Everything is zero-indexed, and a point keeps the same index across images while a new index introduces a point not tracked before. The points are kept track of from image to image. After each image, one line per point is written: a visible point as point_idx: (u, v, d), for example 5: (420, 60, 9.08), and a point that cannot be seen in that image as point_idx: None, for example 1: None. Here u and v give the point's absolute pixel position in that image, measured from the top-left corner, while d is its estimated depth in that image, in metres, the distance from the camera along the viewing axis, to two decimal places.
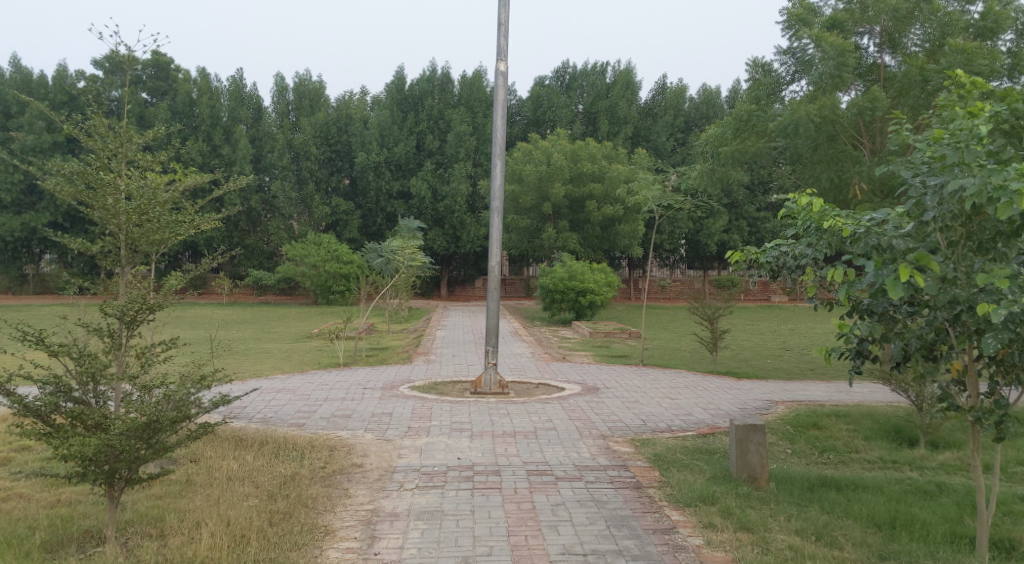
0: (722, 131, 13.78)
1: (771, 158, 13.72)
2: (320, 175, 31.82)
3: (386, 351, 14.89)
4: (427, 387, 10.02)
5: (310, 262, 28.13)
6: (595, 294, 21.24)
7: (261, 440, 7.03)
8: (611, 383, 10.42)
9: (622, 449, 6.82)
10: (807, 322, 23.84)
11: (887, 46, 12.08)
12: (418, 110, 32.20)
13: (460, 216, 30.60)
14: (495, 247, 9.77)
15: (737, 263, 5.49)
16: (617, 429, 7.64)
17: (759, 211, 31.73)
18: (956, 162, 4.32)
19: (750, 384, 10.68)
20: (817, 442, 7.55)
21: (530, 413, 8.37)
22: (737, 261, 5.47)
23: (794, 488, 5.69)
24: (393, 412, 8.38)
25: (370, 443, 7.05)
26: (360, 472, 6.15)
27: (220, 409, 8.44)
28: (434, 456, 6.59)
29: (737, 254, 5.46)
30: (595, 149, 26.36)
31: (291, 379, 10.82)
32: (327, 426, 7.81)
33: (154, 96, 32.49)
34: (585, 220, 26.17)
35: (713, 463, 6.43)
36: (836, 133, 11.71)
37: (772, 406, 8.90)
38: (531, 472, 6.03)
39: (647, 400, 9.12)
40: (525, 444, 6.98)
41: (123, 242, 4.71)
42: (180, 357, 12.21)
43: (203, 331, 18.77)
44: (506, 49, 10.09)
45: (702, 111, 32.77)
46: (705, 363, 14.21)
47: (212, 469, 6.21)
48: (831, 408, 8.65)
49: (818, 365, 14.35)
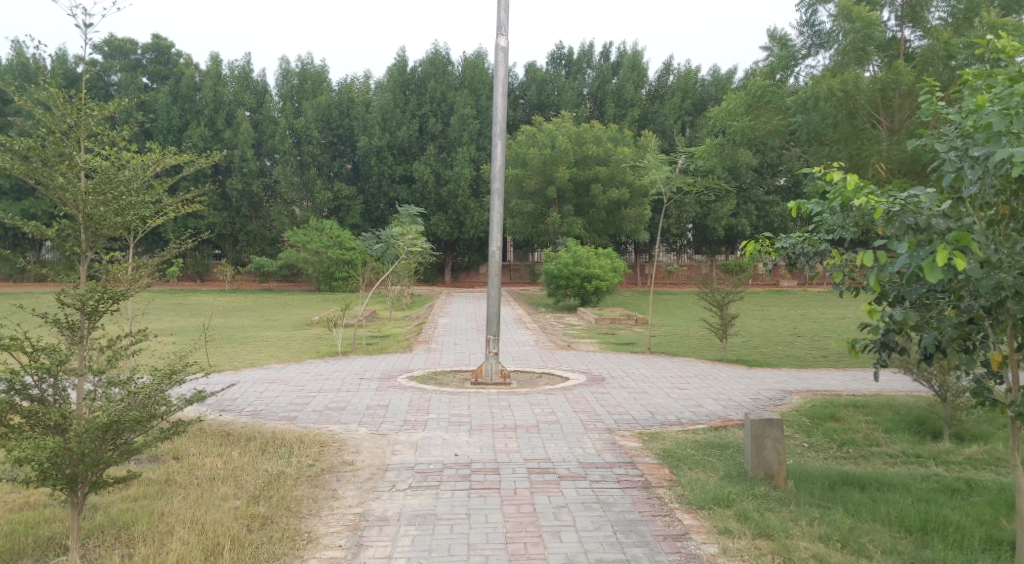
0: (732, 108, 13.36)
1: (782, 139, 13.27)
2: (322, 159, 31.40)
3: (387, 339, 14.54)
4: (426, 377, 9.64)
5: (312, 248, 27.81)
6: (601, 280, 20.85)
7: (249, 436, 6.67)
8: (618, 372, 10.03)
9: (629, 444, 6.44)
10: (818, 307, 23.38)
11: (907, 21, 11.71)
12: (421, 93, 31.69)
13: (464, 201, 30.23)
14: (495, 231, 9.36)
15: (752, 252, 5.14)
16: (624, 422, 7.24)
17: (768, 194, 31.21)
18: (1003, 131, 3.87)
19: (762, 372, 10.26)
20: (835, 434, 7.15)
21: (533, 404, 7.98)
22: (752, 249, 5.12)
23: (815, 488, 5.30)
24: (389, 405, 8.01)
25: (363, 439, 6.68)
26: (350, 470, 5.77)
27: (207, 402, 8.09)
28: (430, 452, 6.21)
29: (752, 242, 5.11)
30: (600, 131, 25.83)
31: (286, 369, 10.47)
32: (318, 420, 7.43)
33: (155, 80, 31.93)
34: (590, 204, 25.69)
35: (726, 460, 6.03)
36: (856, 110, 11.30)
37: (787, 397, 8.48)
38: (532, 470, 5.66)
39: (655, 391, 8.70)
40: (526, 439, 6.59)
41: (83, 227, 4.33)
42: (172, 346, 11.85)
43: (200, 319, 18.43)
44: (506, 24, 9.66)
45: (710, 94, 32.25)
46: (714, 350, 13.80)
47: (193, 469, 5.86)
48: (848, 398, 8.25)
49: (832, 352, 13.91)
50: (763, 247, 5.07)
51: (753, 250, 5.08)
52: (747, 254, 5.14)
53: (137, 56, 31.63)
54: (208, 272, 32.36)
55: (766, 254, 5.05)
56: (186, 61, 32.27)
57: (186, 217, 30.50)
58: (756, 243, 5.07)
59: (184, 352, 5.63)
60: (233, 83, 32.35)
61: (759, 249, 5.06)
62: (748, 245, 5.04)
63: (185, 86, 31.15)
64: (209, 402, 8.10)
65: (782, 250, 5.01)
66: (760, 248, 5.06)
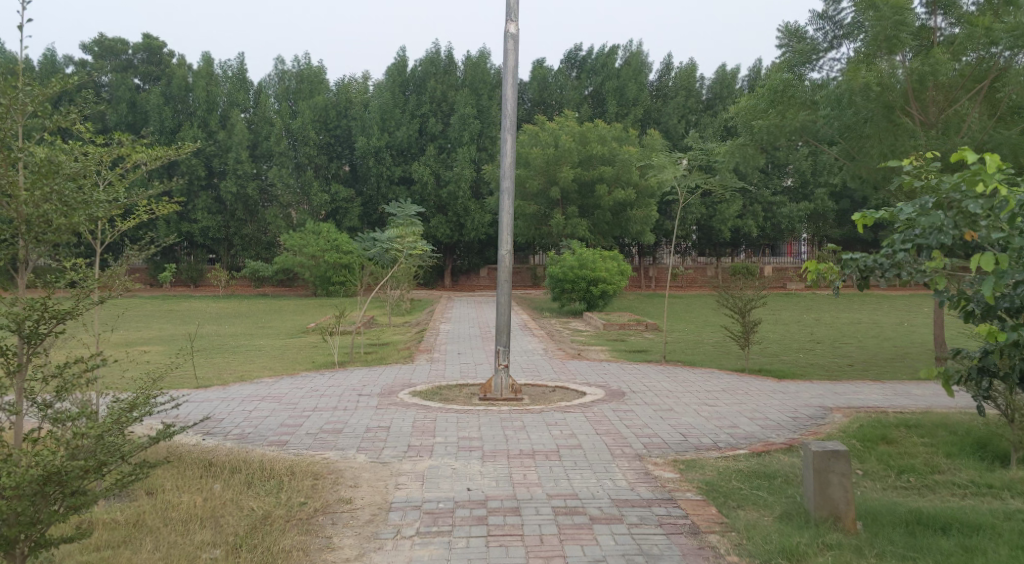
0: (755, 106, 12.65)
1: (808, 138, 12.55)
2: (319, 160, 30.61)
3: (386, 349, 13.74)
4: (430, 393, 8.86)
5: (308, 252, 27.01)
6: (608, 283, 20.13)
7: (233, 466, 5.90)
8: (638, 386, 9.25)
9: (665, 475, 5.68)
10: (832, 311, 22.67)
11: (939, 8, 10.95)
12: (420, 92, 30.93)
13: (464, 203, 29.39)
14: (505, 234, 8.61)
15: (814, 272, 4.45)
16: (654, 447, 6.47)
17: (775, 195, 30.56)
18: None
19: (793, 385, 9.51)
20: (890, 460, 6.38)
21: (549, 425, 7.20)
22: (814, 268, 4.43)
23: (892, 532, 4.53)
24: (391, 426, 7.22)
25: (362, 469, 5.91)
26: (349, 511, 5.00)
27: (188, 424, 7.31)
28: (438, 486, 5.45)
29: (814, 260, 4.42)
30: (605, 130, 25.08)
31: (278, 383, 9.70)
32: (312, 445, 6.64)
33: (146, 81, 31.19)
34: (595, 205, 24.97)
35: (781, 496, 5.26)
36: (892, 104, 10.55)
37: (828, 414, 7.72)
38: (559, 509, 4.89)
39: (683, 408, 7.91)
40: (547, 469, 5.80)
41: (23, 232, 3.54)
42: (152, 361, 11.01)
43: (189, 327, 17.58)
44: (515, 10, 8.89)
45: (715, 92, 31.54)
46: (733, 359, 13.04)
47: (168, 508, 5.10)
48: (896, 416, 7.50)
49: (857, 360, 13.20)
50: (827, 265, 4.38)
51: (816, 269, 4.39)
52: (807, 272, 4.46)
53: (127, 55, 30.84)
54: (203, 277, 31.56)
55: (832, 272, 4.34)
56: (179, 61, 31.55)
57: (178, 222, 29.69)
58: (819, 260, 4.38)
59: (155, 379, 4.89)
60: (228, 84, 31.50)
61: (822, 268, 4.36)
62: (811, 264, 4.35)
63: (178, 87, 30.38)
64: (192, 425, 7.34)
65: (851, 264, 4.31)
66: (822, 266, 4.36)
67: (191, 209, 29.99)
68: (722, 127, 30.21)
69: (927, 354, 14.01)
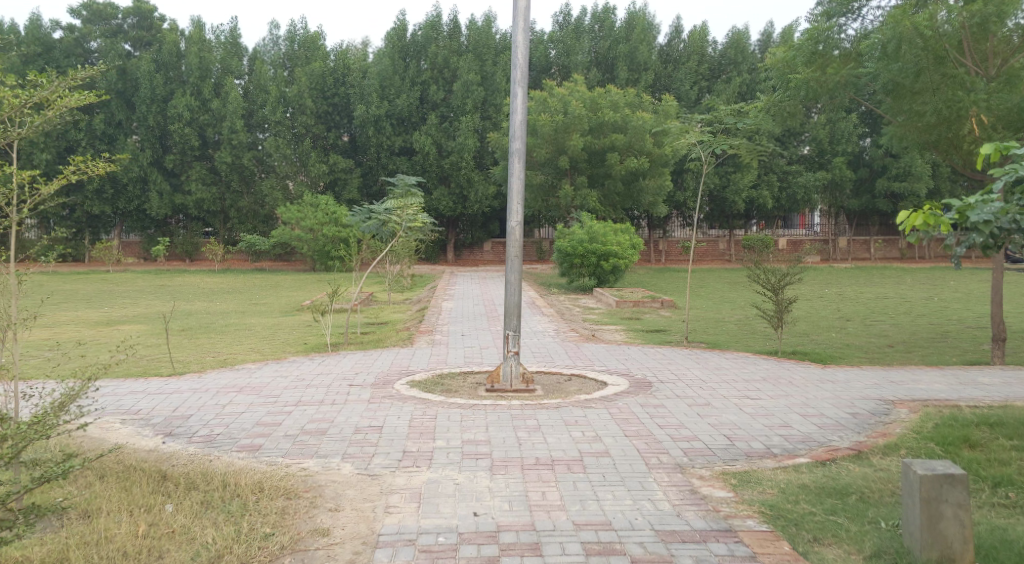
0: (790, 59, 11.28)
1: (851, 95, 11.30)
2: (317, 130, 29.44)
3: (385, 328, 12.67)
4: (430, 383, 7.80)
5: (306, 226, 25.92)
6: (619, 258, 19.08)
7: (191, 481, 4.86)
8: (664, 374, 8.19)
9: (716, 494, 4.64)
10: (855, 286, 21.59)
11: None
12: (421, 58, 29.60)
13: (467, 173, 28.22)
14: (515, 202, 7.49)
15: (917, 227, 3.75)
16: (697, 454, 5.41)
17: (792, 164, 29.53)
18: None
19: (840, 372, 8.44)
20: (980, 469, 5.28)
21: (569, 424, 6.16)
22: (923, 223, 3.73)
23: None
24: (384, 426, 6.17)
25: (346, 485, 4.87)
26: (325, 549, 3.96)
27: (151, 424, 6.29)
28: (438, 510, 4.40)
29: (925, 213, 3.73)
30: (617, 96, 23.76)
31: (260, 370, 8.68)
32: (290, 451, 5.60)
33: (137, 47, 29.87)
34: (605, 175, 23.89)
35: (865, 524, 4.20)
36: (944, 54, 9.43)
37: (891, 409, 6.65)
38: (591, 547, 3.85)
39: (721, 402, 6.85)
40: (571, 485, 4.77)
41: None
42: (117, 351, 9.89)
43: (175, 306, 16.48)
44: None
45: (729, 57, 30.14)
46: (761, 340, 11.98)
47: (100, 542, 4.03)
48: (971, 411, 6.45)
49: (897, 341, 12.11)
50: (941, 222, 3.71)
51: (926, 222, 3.70)
52: (910, 229, 3.78)
53: (116, 20, 29.54)
54: (197, 252, 30.43)
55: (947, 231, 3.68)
56: (171, 27, 30.27)
57: (173, 194, 28.68)
58: (932, 214, 3.70)
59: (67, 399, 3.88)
60: (220, 50, 30.23)
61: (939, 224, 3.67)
62: (925, 217, 3.65)
63: (169, 53, 29.02)
64: (153, 423, 6.33)
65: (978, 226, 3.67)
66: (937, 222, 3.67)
67: (185, 181, 28.97)
68: (736, 93, 29.01)
69: (969, 332, 12.97)
